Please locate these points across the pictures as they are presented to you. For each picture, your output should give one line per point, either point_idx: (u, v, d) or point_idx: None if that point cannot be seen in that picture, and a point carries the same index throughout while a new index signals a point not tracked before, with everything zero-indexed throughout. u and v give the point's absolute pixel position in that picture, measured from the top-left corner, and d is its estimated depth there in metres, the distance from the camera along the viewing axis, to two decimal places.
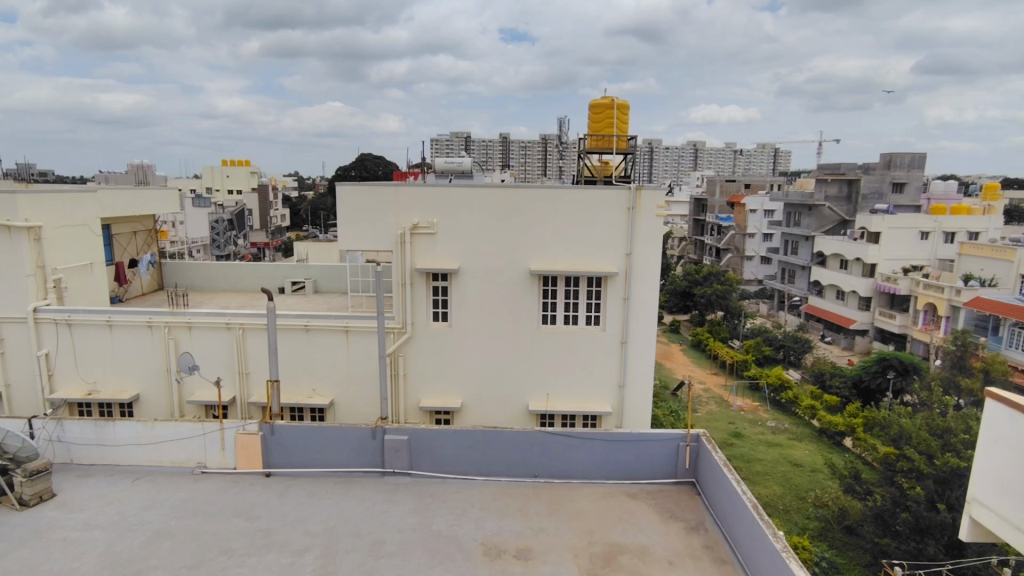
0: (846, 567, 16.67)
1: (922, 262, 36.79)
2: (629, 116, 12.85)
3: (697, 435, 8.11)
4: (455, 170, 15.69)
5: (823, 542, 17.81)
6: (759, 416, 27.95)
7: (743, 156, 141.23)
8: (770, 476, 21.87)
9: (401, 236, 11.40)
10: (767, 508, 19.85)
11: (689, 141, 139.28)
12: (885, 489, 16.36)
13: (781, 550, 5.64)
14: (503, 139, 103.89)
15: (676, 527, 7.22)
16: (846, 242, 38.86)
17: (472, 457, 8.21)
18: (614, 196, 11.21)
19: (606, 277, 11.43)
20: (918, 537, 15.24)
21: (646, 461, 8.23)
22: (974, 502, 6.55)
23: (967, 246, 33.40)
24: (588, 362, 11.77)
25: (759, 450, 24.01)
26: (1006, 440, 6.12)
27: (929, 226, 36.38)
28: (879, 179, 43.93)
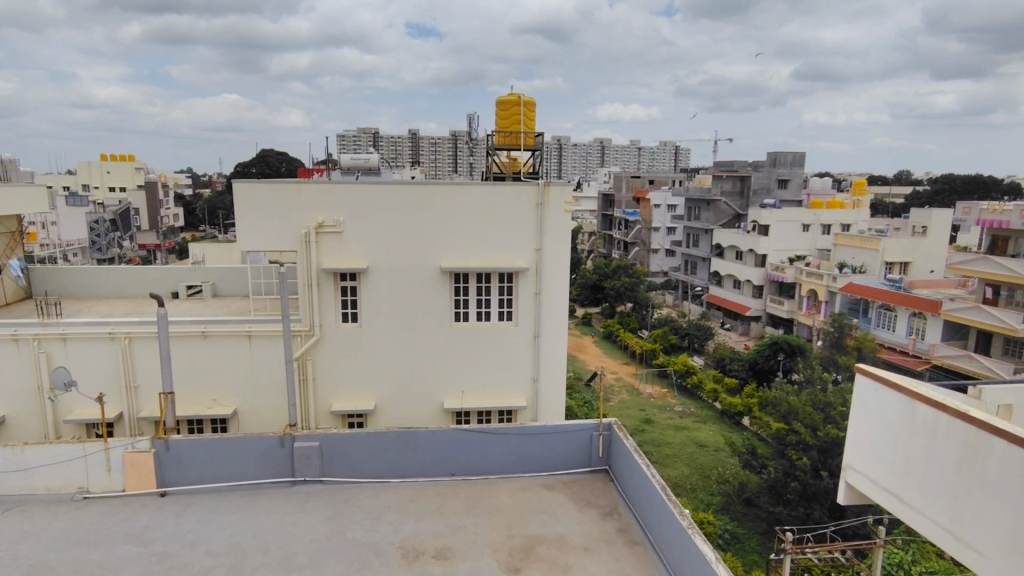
0: (746, 536, 17.92)
1: (805, 252, 40.13)
2: (536, 113, 12.99)
3: (609, 423, 8.42)
4: (361, 166, 15.26)
5: (726, 515, 19.02)
6: (667, 402, 29.42)
7: (646, 153, 147.63)
8: (678, 458, 23.07)
9: (305, 236, 10.92)
10: (676, 488, 20.91)
11: (596, 138, 143.70)
12: (776, 461, 17.75)
13: (688, 526, 5.99)
14: (413, 136, 102.46)
15: (591, 514, 7.43)
16: (739, 235, 41.65)
17: (388, 459, 8.04)
18: (523, 192, 11.35)
19: (517, 272, 11.56)
20: (806, 503, 16.69)
21: (561, 451, 8.42)
22: (848, 468, 7.25)
23: (841, 237, 36.83)
24: (501, 357, 11.87)
25: (667, 434, 25.26)
26: (873, 410, 6.85)
27: (809, 219, 39.76)
28: (767, 176, 47.33)
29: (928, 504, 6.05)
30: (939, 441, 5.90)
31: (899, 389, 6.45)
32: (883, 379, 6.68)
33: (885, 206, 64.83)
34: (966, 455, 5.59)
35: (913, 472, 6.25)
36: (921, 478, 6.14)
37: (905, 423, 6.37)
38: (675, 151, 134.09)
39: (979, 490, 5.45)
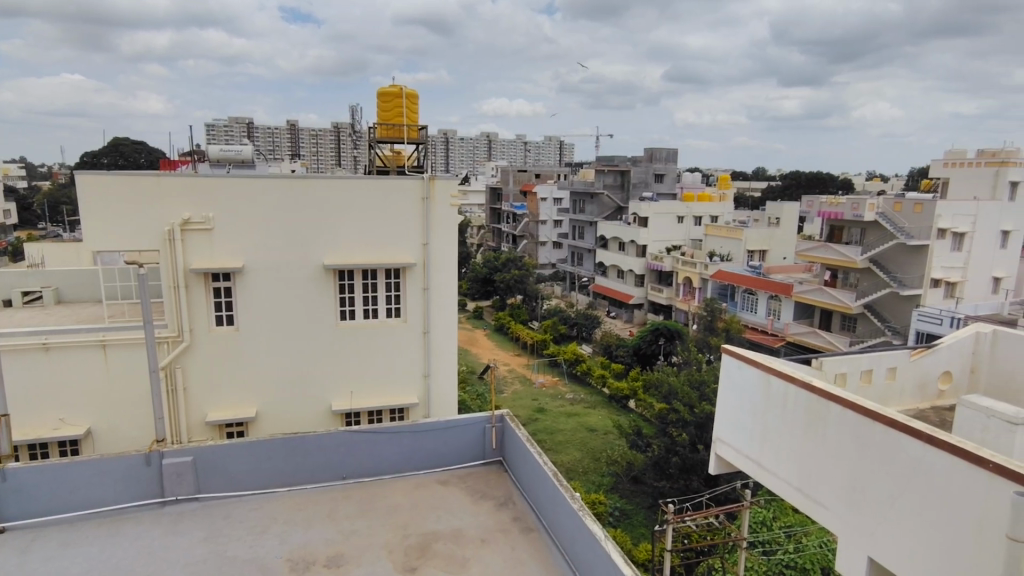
0: (634, 512, 19.02)
1: (679, 242, 43.09)
2: (419, 105, 12.80)
3: (501, 415, 8.54)
4: (232, 158, 14.18)
5: (616, 494, 20.02)
6: (558, 390, 30.38)
7: (532, 148, 151.06)
8: (570, 444, 23.94)
9: (169, 234, 9.98)
10: (569, 472, 21.66)
11: (483, 133, 144.72)
12: (659, 440, 18.99)
13: (578, 508, 6.25)
14: (292, 126, 97.05)
15: (486, 506, 7.51)
16: (621, 227, 43.83)
17: (271, 469, 7.61)
18: (407, 186, 11.16)
19: (404, 268, 11.35)
20: (686, 475, 18.04)
21: (454, 446, 8.40)
22: (718, 441, 7.88)
23: (710, 228, 39.97)
24: (391, 355, 11.62)
25: (560, 421, 26.10)
26: (736, 386, 7.50)
27: (682, 211, 42.74)
28: (644, 170, 50.03)
29: (782, 467, 6.74)
30: (789, 410, 6.61)
31: (756, 366, 7.14)
32: (743, 358, 7.37)
33: (746, 199, 71.40)
34: (811, 422, 6.30)
35: (770, 439, 6.95)
36: (776, 444, 6.83)
37: (762, 397, 7.06)
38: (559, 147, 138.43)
39: (822, 452, 6.17)
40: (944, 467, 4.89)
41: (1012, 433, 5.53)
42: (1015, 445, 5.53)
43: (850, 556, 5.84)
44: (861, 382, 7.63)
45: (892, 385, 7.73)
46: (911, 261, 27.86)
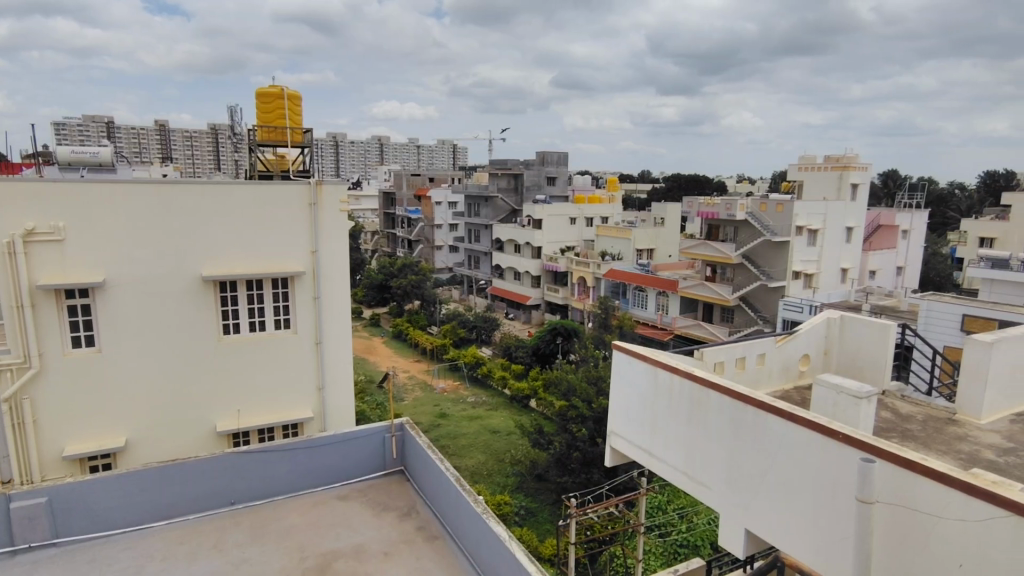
0: (538, 509, 19.37)
1: (572, 243, 44.47)
2: (302, 107, 12.24)
3: (401, 423, 8.36)
4: (89, 161, 12.78)
5: (520, 493, 20.31)
6: (459, 394, 30.33)
7: (426, 152, 149.95)
8: (473, 447, 23.95)
9: (8, 246, 8.80)
10: (473, 475, 21.65)
11: (374, 136, 141.55)
12: (560, 436, 19.54)
13: (482, 512, 6.27)
14: (161, 127, 89.50)
15: (389, 517, 7.33)
16: (517, 229, 44.56)
17: (146, 502, 6.93)
18: (292, 191, 10.65)
19: (292, 277, 10.80)
20: (586, 469, 18.73)
21: (354, 459, 8.11)
22: (613, 434, 8.22)
23: (601, 228, 41.83)
24: (281, 369, 11.01)
25: (462, 425, 26.03)
26: (628, 380, 7.85)
27: (574, 213, 44.22)
28: (537, 173, 50.81)
29: (669, 454, 7.17)
30: (675, 399, 7.03)
31: (643, 359, 7.55)
32: (632, 353, 7.75)
33: (633, 200, 75.26)
34: (693, 408, 6.75)
35: (657, 427, 7.36)
36: (663, 434, 7.26)
37: (650, 388, 7.45)
38: (453, 151, 138.33)
39: (704, 435, 6.62)
40: (805, 442, 5.42)
41: (857, 405, 6.25)
42: (860, 417, 6.25)
43: (731, 531, 6.30)
44: (736, 368, 8.29)
45: (761, 370, 8.48)
46: (777, 255, 30.76)
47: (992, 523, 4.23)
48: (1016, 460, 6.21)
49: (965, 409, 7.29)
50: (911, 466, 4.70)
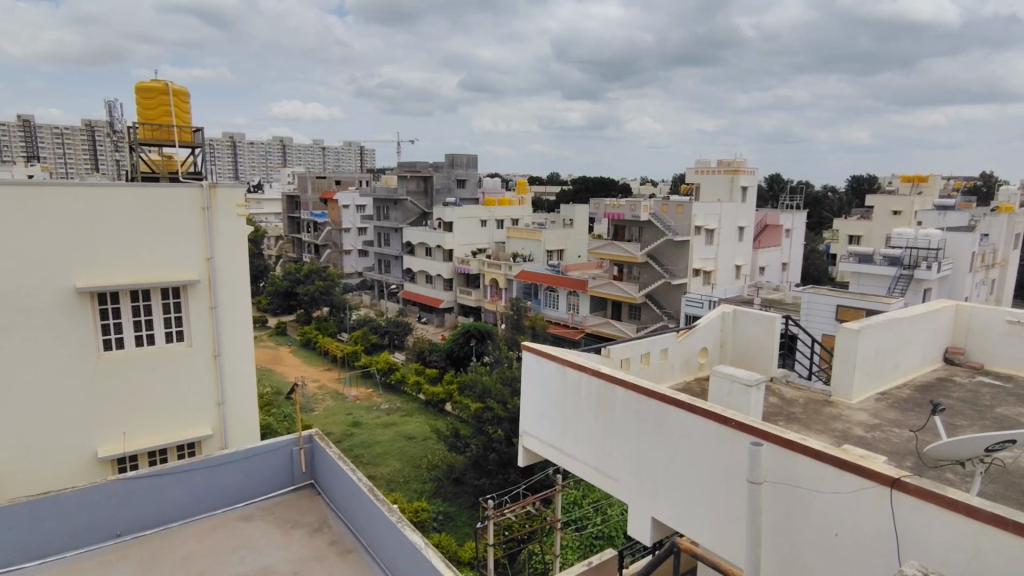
0: (456, 513, 19.26)
1: (484, 245, 44.68)
2: (190, 104, 11.51)
3: (310, 436, 8.05)
4: None
5: (438, 499, 20.12)
6: (373, 401, 29.60)
7: (331, 153, 145.24)
8: (388, 454, 23.45)
9: None
10: (389, 484, 21.18)
11: (275, 137, 135.20)
12: (476, 439, 19.61)
13: (397, 521, 6.16)
14: (26, 123, 80.50)
15: (299, 535, 7.02)
16: (428, 232, 44.12)
17: (13, 541, 6.22)
18: (181, 194, 9.94)
19: (185, 286, 10.10)
20: (503, 470, 18.88)
21: (259, 477, 7.69)
22: (526, 435, 8.34)
23: (512, 230, 42.45)
24: (174, 385, 10.25)
25: (377, 433, 25.41)
26: (538, 380, 8.01)
27: (485, 216, 44.45)
28: (447, 176, 49.89)
29: (580, 451, 7.38)
30: (583, 397, 7.26)
31: (553, 359, 7.72)
32: (542, 353, 7.91)
33: (542, 202, 76.87)
34: (601, 405, 6.99)
35: (567, 425, 7.56)
36: (573, 431, 7.47)
37: (560, 388, 7.64)
38: (360, 152, 134.67)
39: (611, 429, 6.88)
40: (703, 430, 5.77)
41: (747, 393, 6.75)
42: (750, 404, 6.75)
43: (639, 521, 6.59)
44: (641, 364, 8.68)
45: (665, 364, 8.94)
46: (679, 253, 32.46)
47: (863, 493, 4.70)
48: (881, 434, 6.95)
49: (838, 391, 8.05)
50: (794, 447, 5.13)
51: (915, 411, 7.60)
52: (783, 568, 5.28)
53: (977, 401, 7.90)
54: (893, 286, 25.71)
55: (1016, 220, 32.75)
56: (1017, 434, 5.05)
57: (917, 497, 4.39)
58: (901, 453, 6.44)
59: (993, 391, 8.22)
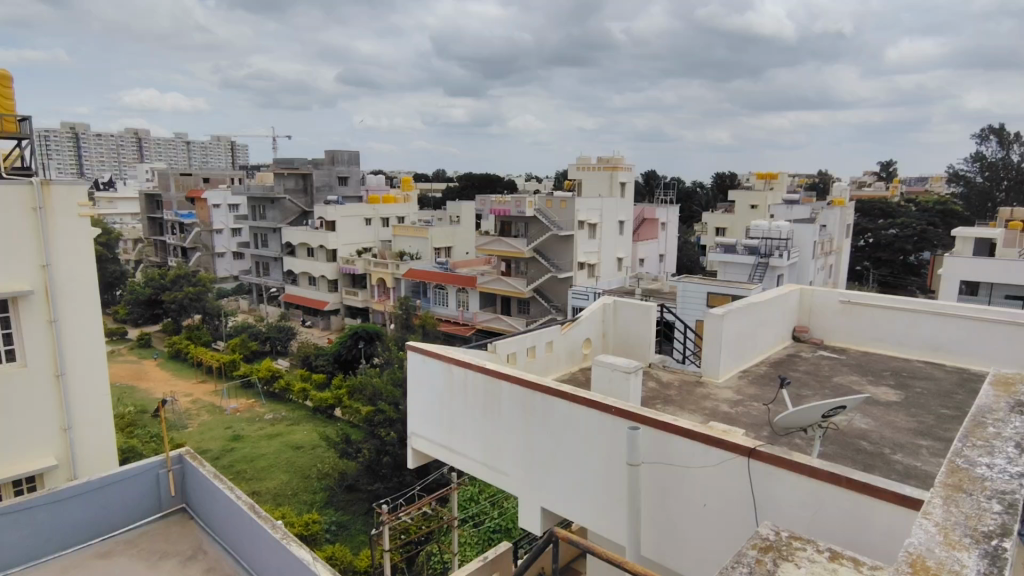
0: (351, 522, 18.60)
1: (369, 244, 43.39)
2: (14, 90, 10.12)
3: (179, 456, 7.42)
4: None
5: (330, 509, 19.30)
6: (254, 412, 27.77)
7: (197, 148, 134.32)
8: (274, 467, 22.13)
9: None
10: (276, 498, 19.96)
11: (129, 129, 122.56)
12: (368, 443, 19.09)
13: (280, 537, 5.86)
14: None
15: (168, 566, 6.42)
16: (308, 232, 42.10)
17: None
18: (6, 193, 8.66)
19: (15, 298, 8.86)
20: (398, 472, 18.58)
21: (116, 507, 6.91)
22: (414, 436, 8.24)
23: (398, 228, 41.61)
24: (8, 410, 8.94)
25: (260, 446, 23.90)
26: (424, 381, 7.93)
27: (370, 214, 43.11)
28: (327, 174, 47.41)
29: (468, 448, 7.42)
30: (468, 393, 7.29)
31: (438, 358, 7.67)
32: (426, 352, 7.83)
33: (429, 199, 76.35)
34: (487, 401, 7.07)
35: (454, 424, 7.57)
36: (460, 428, 7.49)
37: (445, 386, 7.63)
38: (231, 146, 125.13)
39: (498, 424, 6.98)
40: (585, 418, 6.02)
41: (627, 379, 7.10)
42: (629, 389, 7.11)
43: (528, 512, 6.74)
44: (526, 357, 8.87)
45: (550, 356, 9.20)
46: (563, 248, 33.62)
47: (725, 464, 5.15)
48: (743, 409, 7.65)
49: (707, 372, 8.73)
50: (668, 427, 5.48)
51: (769, 385, 8.46)
52: (660, 543, 5.65)
53: (819, 372, 8.94)
54: (752, 274, 28.41)
55: (847, 212, 37.46)
56: (847, 400, 5.78)
57: (769, 464, 4.87)
58: (758, 425, 7.13)
59: (831, 363, 9.33)
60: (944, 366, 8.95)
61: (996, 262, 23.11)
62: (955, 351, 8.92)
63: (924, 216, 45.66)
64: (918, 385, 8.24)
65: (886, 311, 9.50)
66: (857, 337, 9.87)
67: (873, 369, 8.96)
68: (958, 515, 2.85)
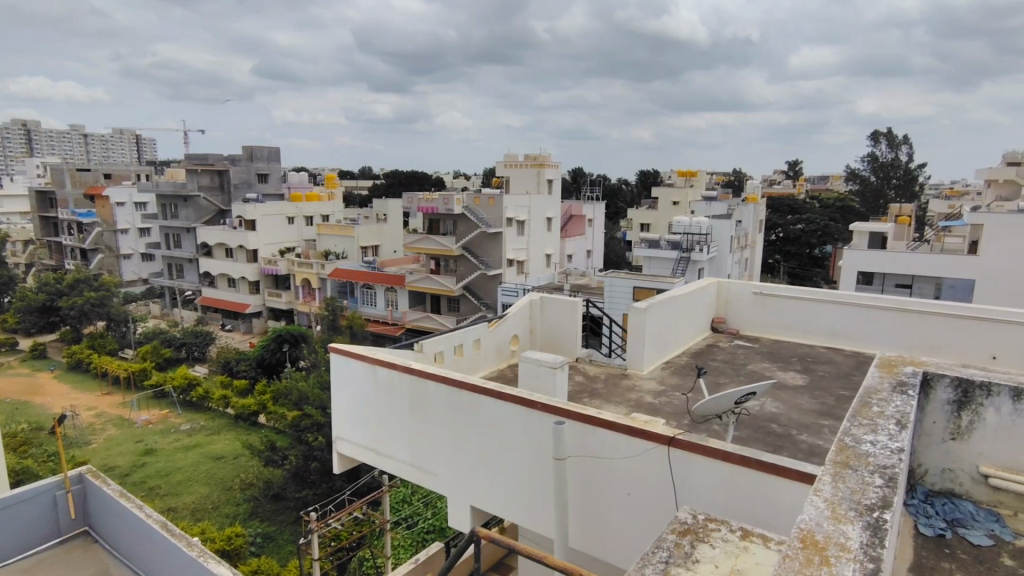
0: (277, 533, 17.87)
1: (292, 243, 41.77)
2: None
3: (79, 476, 6.88)
4: None
5: (255, 520, 18.48)
6: (169, 423, 26.15)
7: (97, 142, 124.78)
8: (193, 480, 20.94)
9: None
10: (195, 514, 18.88)
11: (16, 120, 111.99)
12: (295, 449, 18.49)
13: (197, 555, 5.56)
14: None
15: None
16: (225, 231, 40.06)
17: None
18: None
19: None
20: (327, 478, 18.03)
21: (10, 534, 6.34)
22: (339, 440, 8.03)
23: (322, 227, 40.19)
24: None
25: (175, 459, 22.52)
26: (349, 383, 7.73)
27: (292, 212, 41.47)
28: (245, 171, 44.65)
29: (395, 449, 7.29)
30: (394, 394, 7.17)
31: (361, 359, 7.48)
32: (350, 353, 7.62)
33: (354, 197, 74.59)
34: (413, 401, 6.97)
35: (381, 426, 7.43)
36: (387, 430, 7.35)
37: (370, 387, 7.46)
38: (137, 139, 116.93)
39: (425, 424, 6.91)
40: (512, 415, 6.05)
41: (553, 374, 7.20)
42: (556, 384, 7.23)
43: (458, 512, 6.72)
44: (453, 356, 8.82)
45: (478, 354, 9.20)
46: (493, 245, 33.74)
47: (647, 454, 5.32)
48: (665, 399, 7.96)
49: (632, 364, 9.00)
50: (591, 421, 5.60)
51: (689, 375, 8.84)
52: (588, 534, 5.79)
53: (735, 361, 9.42)
54: (675, 268, 29.64)
55: (760, 208, 39.75)
56: (757, 387, 6.10)
57: (687, 452, 5.08)
58: (679, 414, 7.43)
59: (745, 351, 9.86)
60: (843, 350, 9.65)
61: (888, 253, 25.20)
62: (853, 337, 9.65)
63: (827, 213, 49.28)
64: (821, 369, 8.87)
65: (793, 302, 10.14)
66: (769, 327, 10.48)
67: (782, 356, 9.54)
68: (844, 490, 3.09)
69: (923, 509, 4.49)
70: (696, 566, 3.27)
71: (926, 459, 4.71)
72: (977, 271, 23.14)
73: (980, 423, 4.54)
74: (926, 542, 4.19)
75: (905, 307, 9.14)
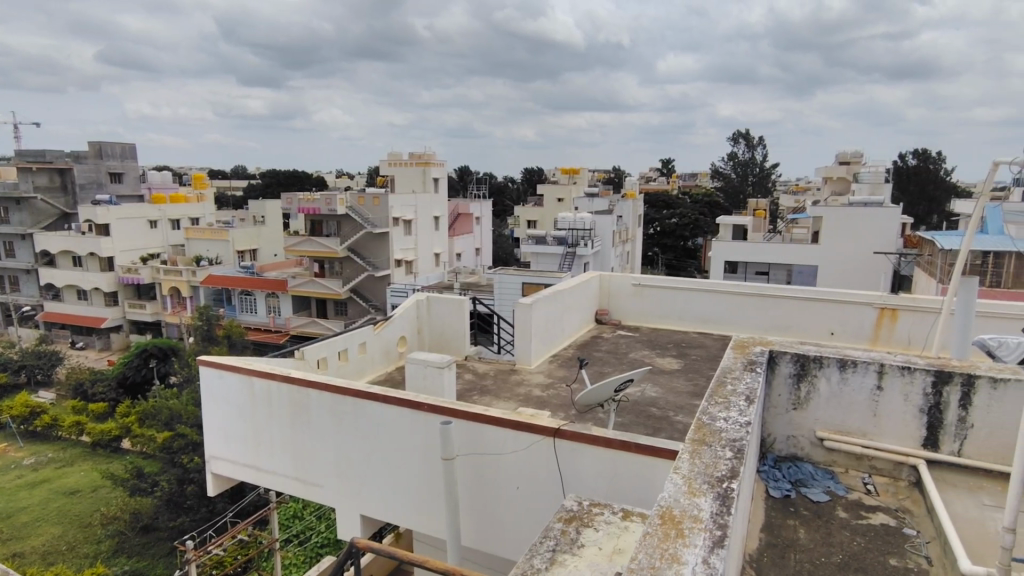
0: (149, 566, 16.26)
1: (155, 249, 37.96)
2: None
3: None
4: None
5: (121, 557, 16.64)
6: (8, 459, 22.91)
7: None
8: (41, 521, 18.54)
9: None
10: (46, 557, 16.72)
11: None
12: (167, 474, 17.04)
13: None
14: None
15: None
16: (71, 237, 35.71)
17: None
18: None
19: None
20: (207, 501, 16.69)
21: None
22: (212, 459, 7.46)
23: (190, 229, 37.02)
24: None
25: (18, 498, 19.82)
26: (220, 396, 7.19)
27: (155, 215, 37.60)
28: (93, 170, 40.09)
29: (276, 462, 6.90)
30: (272, 405, 6.77)
31: (234, 370, 6.99)
32: (221, 365, 7.08)
33: (226, 198, 69.78)
34: (293, 410, 6.63)
35: (259, 440, 6.99)
36: (267, 443, 6.93)
37: (246, 400, 6.99)
38: None
39: (307, 434, 6.59)
40: (398, 417, 5.94)
41: (440, 374, 7.13)
42: (444, 383, 7.18)
43: (347, 522, 6.50)
44: (337, 361, 8.48)
45: (363, 358, 8.93)
46: (380, 246, 32.95)
47: (535, 446, 5.44)
48: (553, 391, 8.19)
49: (521, 359, 9.17)
50: (478, 418, 5.63)
51: (576, 367, 9.16)
52: (480, 529, 5.83)
53: (617, 350, 9.89)
54: (562, 263, 30.59)
55: (637, 204, 42.14)
56: (633, 374, 6.35)
57: (571, 441, 5.26)
58: (565, 405, 7.68)
59: (627, 340, 10.40)
60: (711, 335, 10.47)
61: (748, 244, 27.47)
62: (719, 322, 10.51)
63: (696, 208, 53.32)
64: (693, 353, 9.56)
65: (668, 292, 10.84)
66: (647, 316, 11.13)
67: (659, 343, 10.15)
68: (699, 466, 3.34)
69: (773, 474, 5.03)
70: (580, 549, 3.39)
71: (774, 429, 5.28)
72: (818, 257, 26.31)
73: (815, 393, 5.13)
74: (774, 503, 4.68)
75: (762, 293, 10.10)
